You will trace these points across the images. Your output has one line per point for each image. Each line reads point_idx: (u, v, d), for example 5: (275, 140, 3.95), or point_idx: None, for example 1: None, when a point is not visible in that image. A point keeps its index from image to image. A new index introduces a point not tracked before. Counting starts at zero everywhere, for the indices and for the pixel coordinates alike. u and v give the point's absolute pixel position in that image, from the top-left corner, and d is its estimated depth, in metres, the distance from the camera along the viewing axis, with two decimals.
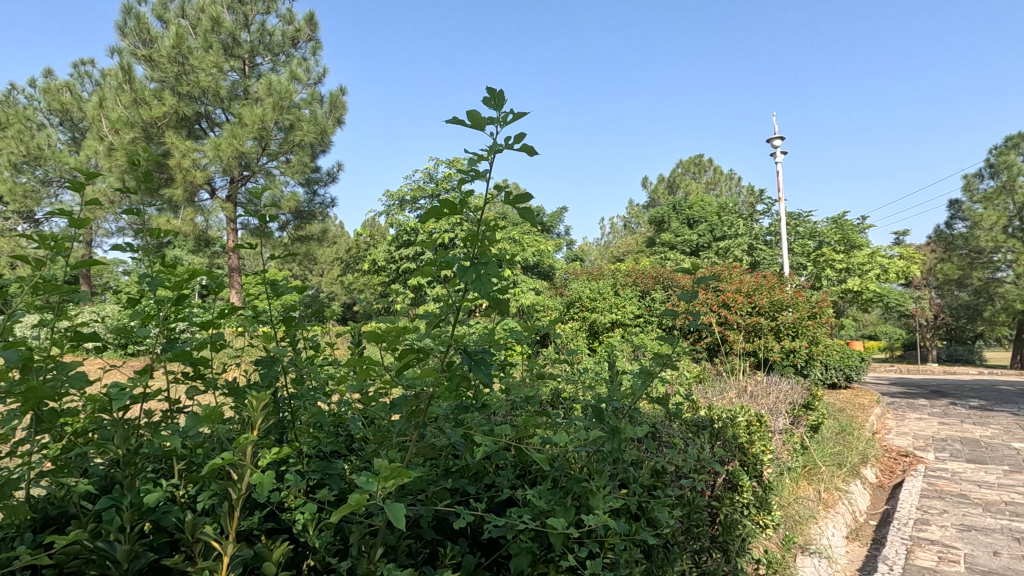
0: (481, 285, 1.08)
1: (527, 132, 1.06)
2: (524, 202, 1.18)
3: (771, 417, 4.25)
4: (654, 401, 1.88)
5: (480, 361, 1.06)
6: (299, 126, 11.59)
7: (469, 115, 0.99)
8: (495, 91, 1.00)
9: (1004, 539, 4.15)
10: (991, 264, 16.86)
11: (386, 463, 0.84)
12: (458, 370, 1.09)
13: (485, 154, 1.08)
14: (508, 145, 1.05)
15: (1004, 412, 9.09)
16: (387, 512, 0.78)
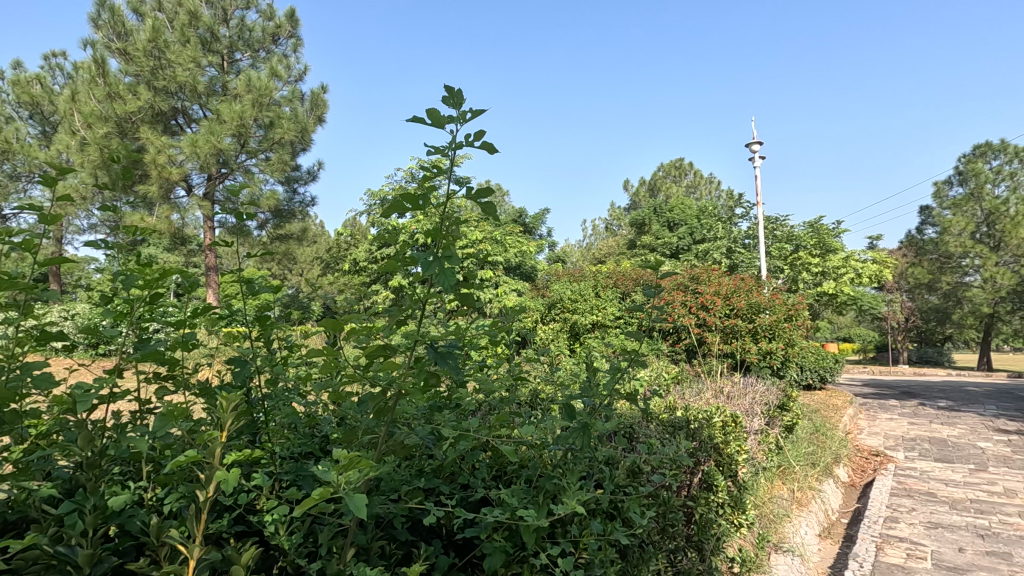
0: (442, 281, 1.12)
1: (486, 130, 1.06)
2: (486, 197, 1.19)
3: (747, 417, 4.33)
4: (627, 399, 1.89)
5: (446, 357, 1.06)
6: (280, 123, 11.45)
7: (429, 114, 0.99)
8: (454, 89, 1.00)
9: (968, 536, 4.28)
10: (960, 268, 17.38)
11: (343, 454, 0.88)
12: (425, 366, 1.10)
13: (445, 150, 1.09)
14: (467, 142, 1.06)
15: (970, 412, 9.38)
16: (349, 502, 0.81)
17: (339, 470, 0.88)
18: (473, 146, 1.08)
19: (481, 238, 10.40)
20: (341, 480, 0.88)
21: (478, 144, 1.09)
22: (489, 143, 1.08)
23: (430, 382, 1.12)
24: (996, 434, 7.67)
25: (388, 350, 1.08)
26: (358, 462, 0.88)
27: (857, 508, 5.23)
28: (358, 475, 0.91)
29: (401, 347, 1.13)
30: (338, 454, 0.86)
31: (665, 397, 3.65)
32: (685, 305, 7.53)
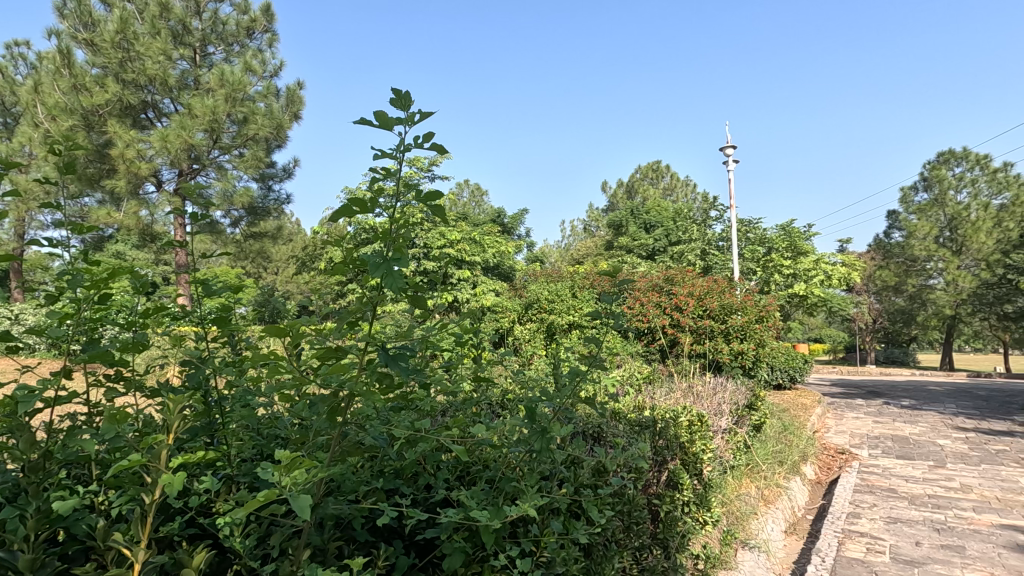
0: (390, 282, 1.08)
1: (436, 132, 1.07)
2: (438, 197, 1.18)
3: (714, 417, 4.41)
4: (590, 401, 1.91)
5: (398, 358, 1.04)
6: (254, 119, 11.26)
7: (376, 116, 0.99)
8: (401, 92, 1.00)
9: (925, 530, 4.43)
10: (925, 271, 17.92)
11: (286, 457, 0.90)
12: (377, 368, 1.08)
13: (394, 154, 1.09)
14: (417, 144, 1.06)
15: (931, 410, 9.69)
16: (291, 504, 0.81)
17: (281, 470, 0.91)
18: (422, 147, 1.09)
19: (459, 237, 10.37)
20: (285, 484, 0.88)
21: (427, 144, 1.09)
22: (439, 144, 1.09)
23: (384, 383, 1.11)
24: (954, 432, 7.95)
25: (338, 353, 1.06)
26: (299, 464, 0.91)
27: (822, 505, 5.37)
28: (306, 476, 0.91)
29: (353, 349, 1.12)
30: (279, 456, 0.88)
31: (634, 397, 3.69)
32: (659, 306, 7.61)
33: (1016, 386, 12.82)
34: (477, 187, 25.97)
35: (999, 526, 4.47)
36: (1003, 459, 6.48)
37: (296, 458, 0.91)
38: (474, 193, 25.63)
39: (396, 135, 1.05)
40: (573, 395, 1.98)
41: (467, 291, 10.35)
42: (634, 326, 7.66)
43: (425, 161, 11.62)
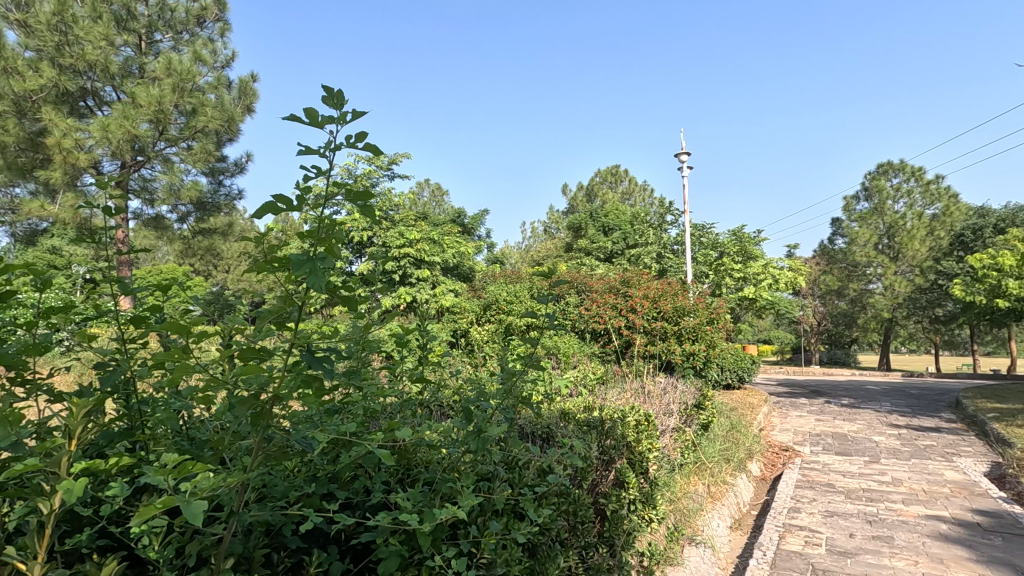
0: (315, 281, 0.99)
1: (368, 133, 1.05)
2: (366, 198, 1.12)
3: (663, 417, 4.51)
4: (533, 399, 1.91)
5: (322, 359, 1.00)
6: (203, 111, 10.80)
7: (305, 112, 0.96)
8: (333, 90, 0.98)
9: (858, 522, 4.66)
10: (865, 277, 18.85)
11: (181, 460, 0.85)
12: (301, 369, 1.02)
13: (323, 154, 1.05)
14: (349, 143, 1.04)
15: (868, 408, 10.20)
16: (185, 509, 0.77)
17: (172, 474, 0.85)
18: (354, 149, 1.06)
19: (418, 237, 10.27)
20: (191, 489, 0.84)
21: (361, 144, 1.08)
22: (372, 145, 1.08)
23: (311, 386, 1.06)
24: (888, 429, 8.40)
25: (259, 353, 0.99)
26: (192, 468, 0.85)
27: (765, 500, 5.56)
28: (212, 482, 0.86)
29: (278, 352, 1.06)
30: (173, 458, 0.82)
31: (585, 398, 3.72)
32: (615, 308, 7.72)
33: (944, 385, 13.68)
34: (437, 187, 25.75)
35: (926, 517, 4.74)
36: (931, 453, 6.89)
37: (200, 460, 0.86)
38: (434, 193, 25.43)
39: (325, 134, 1.02)
40: (517, 396, 1.98)
41: (426, 292, 10.24)
42: (590, 327, 7.75)
43: (384, 159, 11.47)
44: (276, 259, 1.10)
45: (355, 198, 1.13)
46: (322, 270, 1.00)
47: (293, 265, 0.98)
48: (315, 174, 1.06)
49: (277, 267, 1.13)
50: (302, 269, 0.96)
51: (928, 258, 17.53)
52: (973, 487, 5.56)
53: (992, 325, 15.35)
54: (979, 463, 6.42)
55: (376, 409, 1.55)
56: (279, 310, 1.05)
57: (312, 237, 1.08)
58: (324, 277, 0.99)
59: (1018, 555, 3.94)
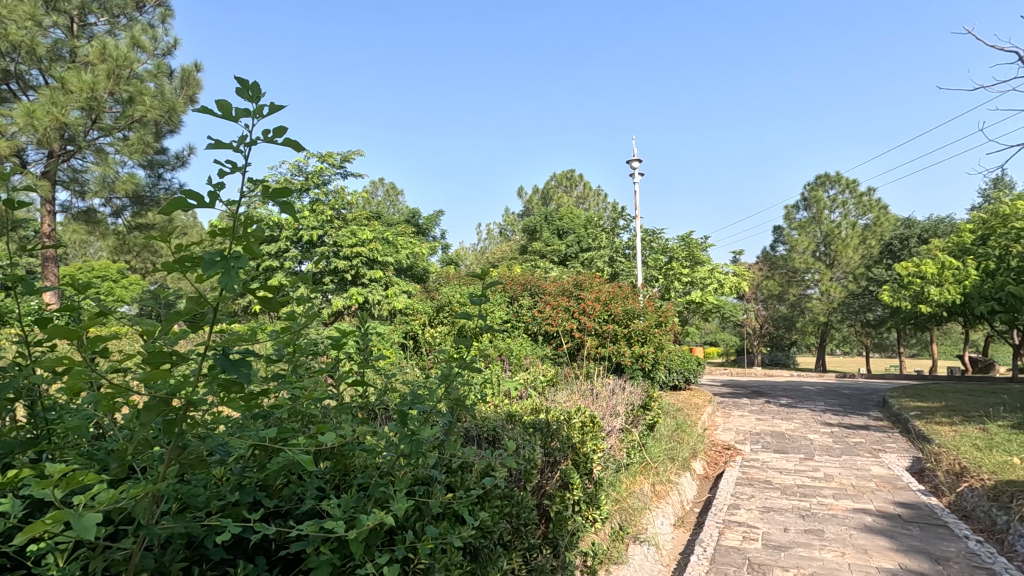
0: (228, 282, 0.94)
1: (287, 128, 1.03)
2: (287, 196, 1.09)
3: (610, 419, 4.58)
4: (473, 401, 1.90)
5: (239, 362, 0.95)
6: (141, 99, 10.22)
7: (217, 104, 0.94)
8: (247, 83, 0.96)
9: (792, 517, 4.88)
10: (803, 282, 19.81)
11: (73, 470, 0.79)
12: (217, 374, 0.98)
13: (239, 149, 1.02)
14: (266, 139, 1.02)
15: (804, 408, 10.71)
16: (73, 522, 0.72)
17: (56, 487, 0.79)
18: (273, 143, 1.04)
19: (371, 237, 10.07)
20: (86, 502, 0.78)
21: (278, 142, 1.07)
22: (291, 142, 1.07)
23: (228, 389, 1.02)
24: (822, 427, 8.86)
25: (169, 356, 0.94)
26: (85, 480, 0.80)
27: (708, 498, 5.75)
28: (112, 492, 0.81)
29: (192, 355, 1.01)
30: (63, 470, 0.76)
31: (534, 401, 3.75)
32: (567, 310, 7.80)
33: (874, 386, 14.53)
34: (392, 186, 25.37)
35: (853, 510, 5.02)
36: (859, 450, 7.31)
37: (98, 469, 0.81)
38: (389, 193, 25.01)
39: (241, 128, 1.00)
40: (458, 400, 1.97)
41: (377, 293, 10.05)
42: (542, 329, 7.80)
43: (336, 157, 11.22)
44: (187, 258, 1.05)
45: (275, 197, 1.10)
46: (237, 270, 0.96)
47: (203, 264, 0.93)
48: (229, 171, 1.02)
49: (189, 267, 1.07)
50: (213, 268, 0.92)
51: (860, 266, 18.59)
52: (896, 481, 5.94)
53: (916, 329, 16.43)
54: (902, 459, 6.85)
55: (308, 414, 1.50)
56: (189, 312, 1.01)
57: (227, 236, 1.05)
58: (239, 277, 0.95)
59: (933, 543, 4.23)
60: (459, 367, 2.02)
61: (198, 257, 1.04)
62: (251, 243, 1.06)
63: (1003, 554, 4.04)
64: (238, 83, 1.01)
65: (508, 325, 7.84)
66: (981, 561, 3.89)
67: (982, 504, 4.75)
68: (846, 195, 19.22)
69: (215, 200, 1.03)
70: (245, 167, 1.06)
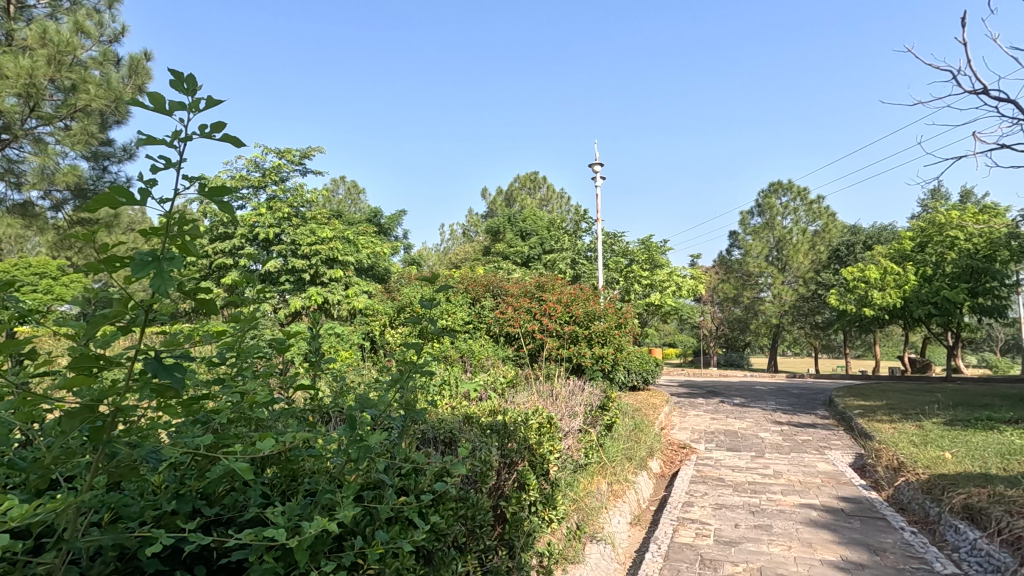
0: (158, 284, 0.90)
1: (226, 123, 1.02)
2: (225, 195, 1.06)
3: (569, 419, 4.62)
4: (423, 405, 1.89)
5: (171, 368, 0.92)
6: (85, 88, 9.72)
7: (151, 98, 0.93)
8: (184, 76, 0.95)
9: (743, 513, 5.04)
10: (757, 286, 20.51)
11: None
12: (147, 379, 0.94)
13: (174, 145, 1.00)
14: (204, 134, 1.00)
15: (756, 407, 11.09)
16: None
17: None
18: (211, 139, 1.03)
19: (331, 235, 9.86)
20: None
21: (217, 138, 1.04)
22: (231, 138, 1.04)
23: (160, 395, 0.97)
24: (772, 425, 9.18)
25: (95, 361, 0.90)
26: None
27: (663, 496, 5.86)
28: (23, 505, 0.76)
29: (122, 360, 0.96)
30: None
31: (493, 402, 3.74)
32: (529, 312, 7.83)
33: (821, 385, 15.15)
34: (353, 184, 24.91)
35: (799, 505, 5.22)
36: (807, 447, 7.61)
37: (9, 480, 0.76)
38: (350, 191, 24.56)
39: (176, 123, 0.98)
40: (411, 404, 1.95)
41: (337, 293, 9.84)
42: (504, 330, 7.80)
43: (295, 153, 10.96)
44: (116, 257, 1.01)
45: (213, 196, 1.06)
46: (171, 271, 0.93)
47: (133, 264, 0.90)
48: (163, 168, 1.00)
49: (118, 267, 1.03)
50: (144, 270, 0.89)
51: (810, 271, 19.37)
52: (840, 477, 6.21)
53: (861, 331, 17.23)
54: (846, 455, 7.17)
55: (251, 421, 1.46)
56: (116, 314, 0.97)
57: (159, 234, 1.01)
58: (173, 280, 0.91)
59: (872, 535, 4.44)
60: (412, 370, 2.00)
61: (128, 257, 1.00)
62: (186, 243, 1.02)
63: (935, 544, 4.27)
64: (173, 74, 0.98)
65: (469, 326, 7.81)
66: (915, 551, 4.11)
67: (917, 497, 5.02)
68: (797, 202, 20.00)
69: (146, 197, 1.00)
70: (180, 163, 1.03)
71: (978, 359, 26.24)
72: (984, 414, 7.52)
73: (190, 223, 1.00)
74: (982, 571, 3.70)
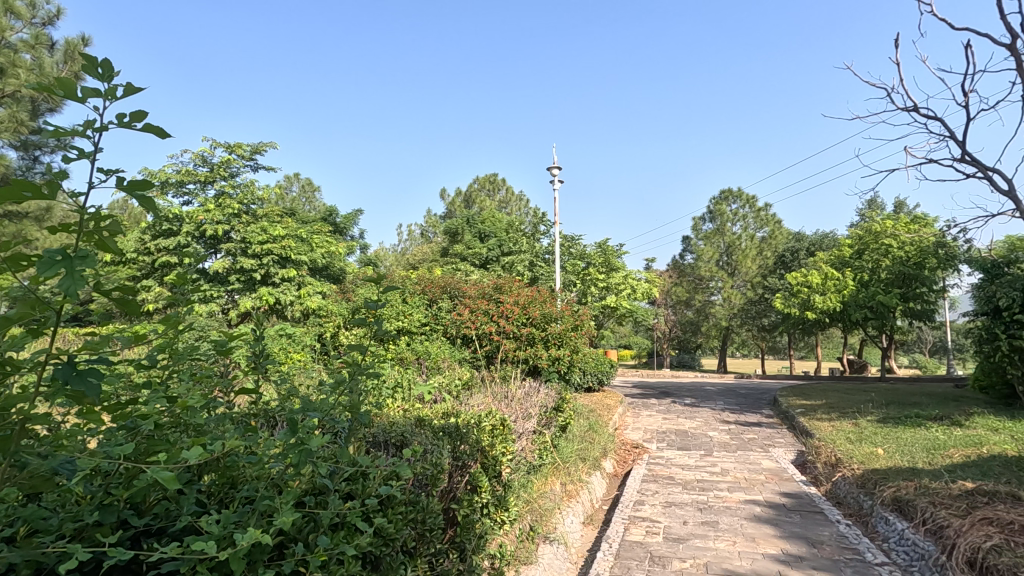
0: (70, 282, 0.86)
1: (147, 115, 1.03)
2: (146, 189, 1.04)
3: (523, 421, 4.63)
4: (369, 409, 1.85)
5: (83, 372, 0.87)
6: (15, 72, 9.09)
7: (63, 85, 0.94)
8: (101, 64, 0.97)
9: (691, 510, 5.18)
10: (708, 289, 21.18)
11: None
12: (58, 385, 0.89)
13: (89, 134, 1.00)
14: (122, 123, 1.01)
15: (706, 407, 11.44)
16: None
17: None
18: (131, 130, 1.03)
19: (283, 234, 9.57)
20: None
21: (137, 129, 1.05)
22: (153, 129, 1.06)
23: (72, 399, 0.92)
24: (721, 424, 9.49)
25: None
26: None
27: (616, 495, 5.96)
28: None
29: (30, 364, 0.91)
30: None
31: (447, 404, 3.72)
32: (486, 313, 7.82)
33: (766, 386, 15.78)
34: (308, 182, 24.27)
35: (744, 501, 5.41)
36: (752, 445, 7.90)
37: None
38: (305, 189, 23.92)
39: (92, 112, 0.99)
40: (357, 407, 1.92)
41: (290, 293, 9.55)
42: (461, 332, 7.76)
43: (247, 148, 10.59)
44: (21, 256, 0.96)
45: (131, 192, 1.04)
46: (83, 269, 0.88)
47: (40, 263, 0.85)
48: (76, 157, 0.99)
49: (24, 266, 0.97)
50: (52, 268, 0.84)
51: (758, 275, 20.17)
52: (782, 473, 6.48)
53: (803, 334, 18.04)
54: (788, 453, 7.49)
55: (182, 428, 1.39)
56: (22, 316, 0.90)
57: (73, 232, 0.97)
58: (84, 279, 0.87)
59: (810, 529, 4.65)
60: (358, 372, 1.97)
61: (37, 255, 0.95)
62: (104, 239, 0.99)
63: (867, 536, 4.51)
64: (89, 66, 1.00)
65: (426, 327, 7.73)
66: (849, 543, 4.33)
67: (852, 491, 5.29)
68: (746, 209, 20.77)
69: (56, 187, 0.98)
70: (97, 155, 1.03)
71: (908, 361, 27.95)
72: (913, 412, 8.02)
73: (107, 215, 0.98)
74: (908, 559, 3.93)
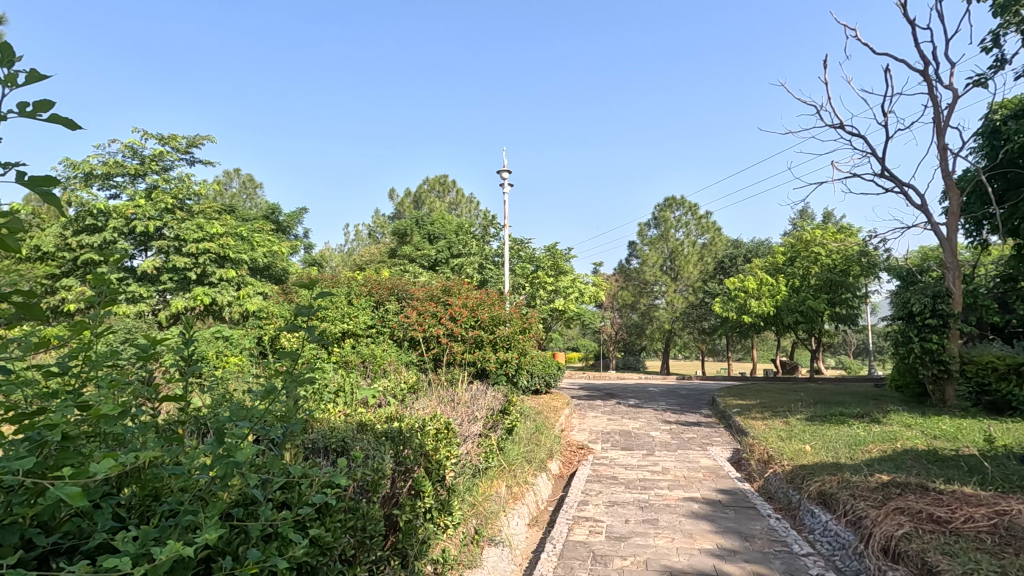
0: None
1: (51, 106, 0.98)
2: (49, 183, 0.98)
3: (468, 424, 4.61)
4: (299, 416, 1.82)
5: None
6: None
7: None
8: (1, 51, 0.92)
9: (632, 509, 5.32)
10: (652, 293, 21.82)
11: None
12: None
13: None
14: (24, 113, 0.95)
15: (649, 407, 11.77)
16: None
17: None
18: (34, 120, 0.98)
19: (222, 231, 9.14)
20: None
21: (42, 120, 1.00)
22: (58, 120, 1.00)
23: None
24: (662, 425, 9.79)
25: None
26: None
27: (561, 496, 6.03)
28: None
29: None
30: None
31: (391, 409, 3.66)
32: (434, 316, 7.74)
33: (706, 386, 16.40)
34: (249, 178, 23.29)
35: (683, 499, 5.60)
36: (692, 444, 8.19)
37: None
38: (245, 185, 22.93)
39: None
40: (291, 415, 1.86)
41: (228, 293, 9.13)
42: (408, 334, 7.64)
43: (182, 140, 10.07)
44: None
45: (32, 186, 0.98)
46: None
47: None
48: None
49: None
50: None
51: (699, 280, 20.97)
52: (719, 471, 6.75)
53: (741, 336, 18.88)
54: (724, 451, 7.81)
55: (98, 439, 1.32)
56: None
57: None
58: None
59: (743, 523, 4.87)
60: (292, 378, 1.91)
61: None
62: (2, 236, 0.92)
63: (795, 528, 4.77)
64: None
65: (372, 330, 7.57)
66: (779, 535, 4.56)
67: (782, 486, 5.57)
68: (689, 216, 21.54)
69: None
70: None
71: (835, 362, 29.73)
72: (837, 410, 8.53)
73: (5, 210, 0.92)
74: (831, 549, 4.18)
